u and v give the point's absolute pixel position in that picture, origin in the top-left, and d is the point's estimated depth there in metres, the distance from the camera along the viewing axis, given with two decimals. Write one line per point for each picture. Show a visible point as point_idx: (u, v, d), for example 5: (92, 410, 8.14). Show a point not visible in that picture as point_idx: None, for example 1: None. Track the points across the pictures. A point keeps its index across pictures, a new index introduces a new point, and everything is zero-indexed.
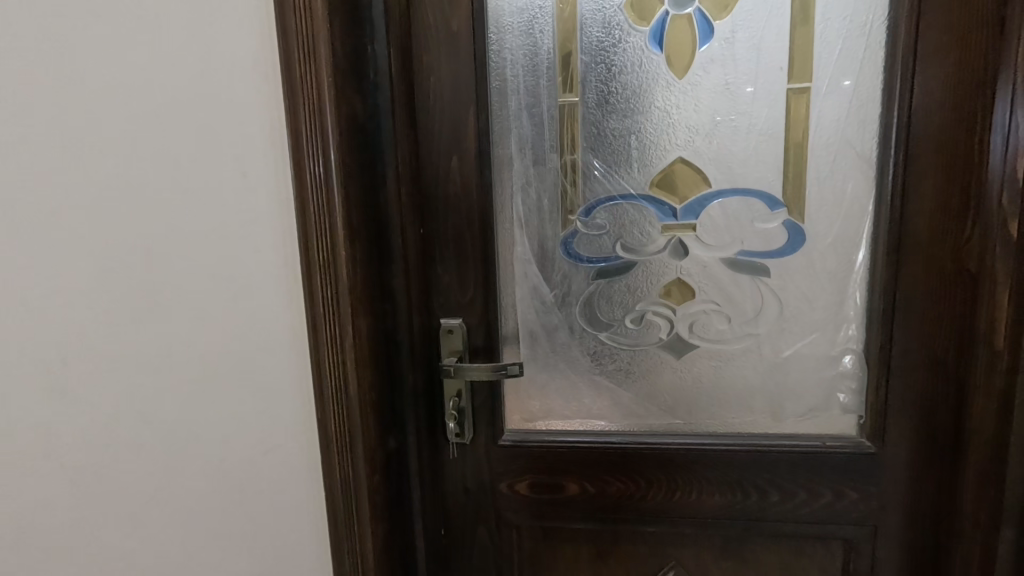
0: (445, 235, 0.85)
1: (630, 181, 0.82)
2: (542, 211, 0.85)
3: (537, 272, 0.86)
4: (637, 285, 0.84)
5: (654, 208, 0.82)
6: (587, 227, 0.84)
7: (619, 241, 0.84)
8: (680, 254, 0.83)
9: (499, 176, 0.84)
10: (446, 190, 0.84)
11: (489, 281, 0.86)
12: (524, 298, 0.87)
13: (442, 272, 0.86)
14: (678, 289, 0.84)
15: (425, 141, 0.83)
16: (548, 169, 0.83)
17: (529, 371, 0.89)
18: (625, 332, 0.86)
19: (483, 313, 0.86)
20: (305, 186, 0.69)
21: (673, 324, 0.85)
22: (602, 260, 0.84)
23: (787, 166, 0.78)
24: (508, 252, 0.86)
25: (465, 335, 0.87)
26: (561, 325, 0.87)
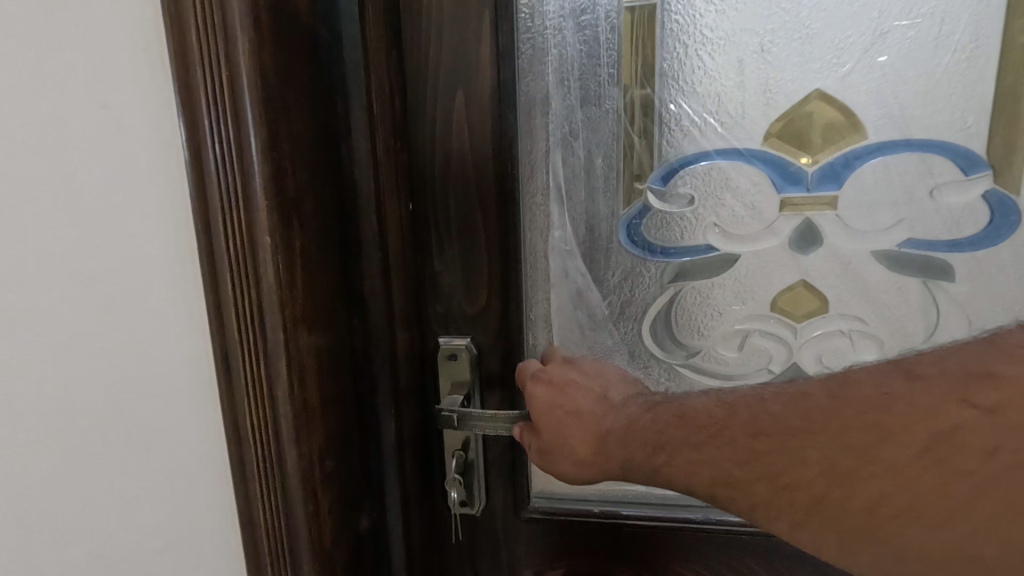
0: (445, 213, 0.56)
1: (736, 130, 0.52)
2: (592, 176, 0.56)
3: (584, 268, 0.58)
4: (737, 291, 0.56)
5: (770, 173, 0.53)
6: (664, 203, 0.55)
7: (713, 225, 0.55)
8: (808, 245, 0.53)
9: (527, 122, 0.55)
10: (446, 143, 0.55)
11: (512, 282, 0.57)
12: (562, 308, 0.59)
13: (440, 267, 0.57)
14: (803, 298, 0.55)
15: (416, 67, 0.54)
16: (603, 112, 0.54)
17: None
18: (715, 360, 0.58)
19: (501, 329, 0.58)
20: (201, 120, 0.39)
21: (791, 351, 0.56)
22: (683, 252, 0.56)
23: (999, 103, 0.48)
24: (539, 239, 0.57)
25: (475, 362, 0.58)
26: (618, 347, 0.59)
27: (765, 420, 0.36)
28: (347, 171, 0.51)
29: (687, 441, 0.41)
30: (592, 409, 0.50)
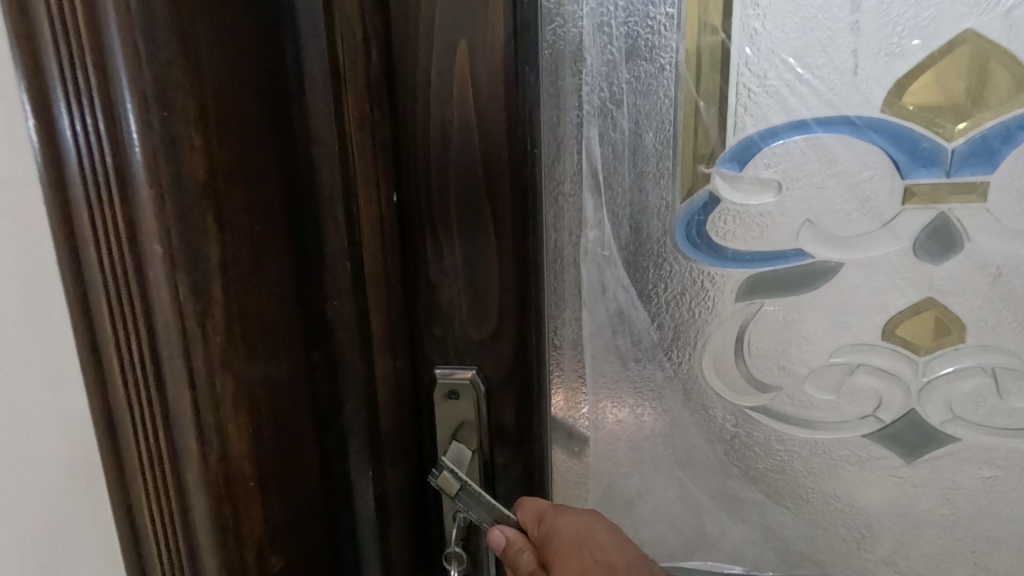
0: (442, 207, 0.42)
1: (847, 90, 0.38)
2: (640, 157, 0.41)
3: (627, 279, 0.43)
4: (836, 312, 0.41)
5: (893, 151, 0.38)
6: (739, 193, 0.40)
7: (805, 223, 0.40)
8: (942, 250, 0.39)
9: (551, 86, 0.41)
10: (441, 114, 0.40)
11: (534, 299, 0.43)
12: (596, 332, 0.45)
13: (434, 279, 0.43)
14: (929, 324, 0.40)
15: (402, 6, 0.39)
16: (657, 68, 0.40)
17: (599, 463, 0.47)
18: (801, 402, 0.43)
19: (516, 361, 0.44)
20: (45, 54, 0.23)
21: (909, 393, 0.42)
22: (762, 259, 0.41)
23: None
24: (565, 240, 0.44)
25: (483, 402, 0.45)
26: (667, 381, 0.45)
27: None
28: (301, 148, 0.37)
29: None
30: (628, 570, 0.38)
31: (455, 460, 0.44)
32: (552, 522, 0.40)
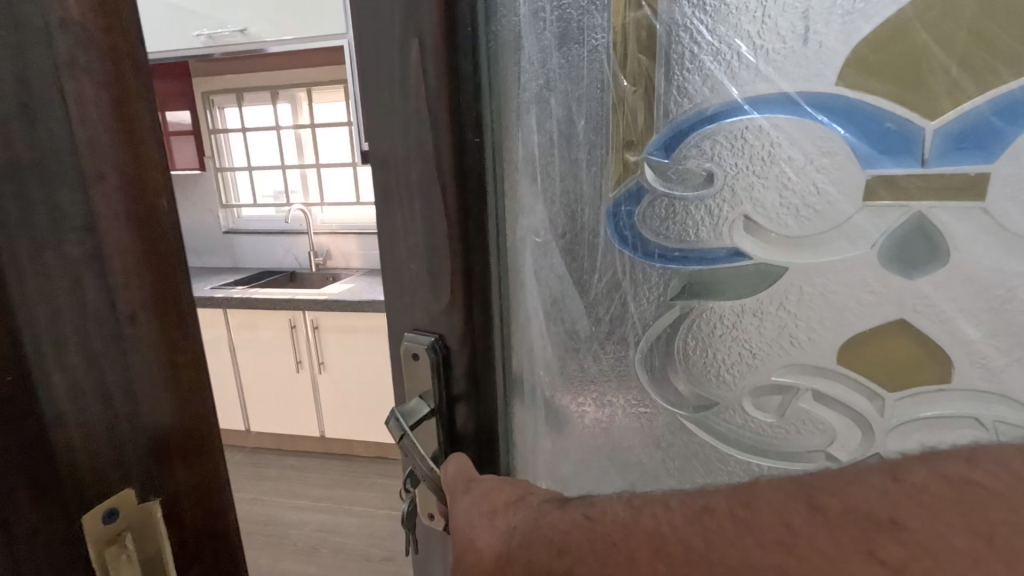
0: (407, 181, 0.39)
1: (791, 61, 0.32)
2: (574, 143, 0.40)
3: (567, 268, 0.42)
4: (782, 327, 0.36)
5: (849, 133, 0.31)
6: (667, 183, 0.37)
7: (743, 220, 0.35)
8: (919, 265, 0.32)
9: (501, 63, 0.40)
10: (397, 70, 0.37)
11: (482, 283, 0.41)
12: (535, 325, 0.44)
13: (399, 248, 0.41)
14: (892, 353, 0.33)
15: None
16: (588, 50, 0.38)
17: (537, 460, 0.46)
18: (742, 422, 0.39)
19: (467, 341, 0.41)
20: None
21: (872, 432, 0.35)
22: (693, 254, 0.37)
23: None
24: (500, 226, 0.42)
25: (440, 370, 0.42)
26: (604, 385, 0.43)
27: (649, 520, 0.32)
28: None
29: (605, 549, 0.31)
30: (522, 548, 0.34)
31: (406, 415, 0.41)
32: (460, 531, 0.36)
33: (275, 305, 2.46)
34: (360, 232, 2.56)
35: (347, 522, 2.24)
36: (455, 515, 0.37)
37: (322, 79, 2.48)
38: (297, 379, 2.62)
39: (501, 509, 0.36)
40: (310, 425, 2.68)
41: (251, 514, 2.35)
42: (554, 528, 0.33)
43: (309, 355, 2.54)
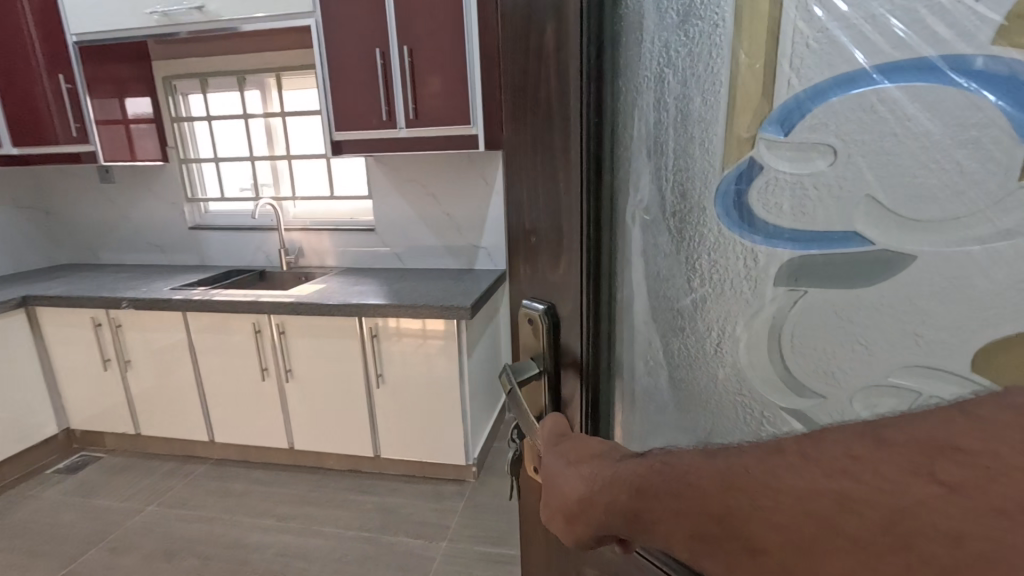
0: (552, 178, 0.60)
1: (919, 28, 0.37)
2: (688, 146, 0.54)
3: (669, 238, 0.58)
4: (891, 303, 0.42)
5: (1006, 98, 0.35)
6: (792, 163, 0.46)
7: (867, 198, 0.42)
8: None
9: (625, 77, 0.56)
10: (537, 99, 0.59)
11: (597, 245, 0.59)
12: (639, 287, 0.61)
13: (524, 222, 0.65)
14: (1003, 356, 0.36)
15: (514, 55, 0.61)
16: (704, 75, 0.51)
17: (637, 382, 0.66)
18: (845, 378, 0.46)
19: (576, 303, 0.61)
20: None
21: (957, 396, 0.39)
22: (810, 229, 0.46)
23: None
24: (615, 202, 0.59)
25: (551, 328, 0.64)
26: (693, 329, 0.59)
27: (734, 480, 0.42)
28: None
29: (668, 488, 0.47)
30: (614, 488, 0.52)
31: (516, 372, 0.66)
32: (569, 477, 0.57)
33: (240, 308, 2.39)
34: (332, 229, 2.94)
35: (314, 544, 2.12)
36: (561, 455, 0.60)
37: (295, 66, 2.79)
38: (263, 388, 2.54)
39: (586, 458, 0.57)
40: (278, 434, 2.59)
41: (211, 533, 2.21)
42: (627, 477, 0.51)
43: (276, 361, 2.48)
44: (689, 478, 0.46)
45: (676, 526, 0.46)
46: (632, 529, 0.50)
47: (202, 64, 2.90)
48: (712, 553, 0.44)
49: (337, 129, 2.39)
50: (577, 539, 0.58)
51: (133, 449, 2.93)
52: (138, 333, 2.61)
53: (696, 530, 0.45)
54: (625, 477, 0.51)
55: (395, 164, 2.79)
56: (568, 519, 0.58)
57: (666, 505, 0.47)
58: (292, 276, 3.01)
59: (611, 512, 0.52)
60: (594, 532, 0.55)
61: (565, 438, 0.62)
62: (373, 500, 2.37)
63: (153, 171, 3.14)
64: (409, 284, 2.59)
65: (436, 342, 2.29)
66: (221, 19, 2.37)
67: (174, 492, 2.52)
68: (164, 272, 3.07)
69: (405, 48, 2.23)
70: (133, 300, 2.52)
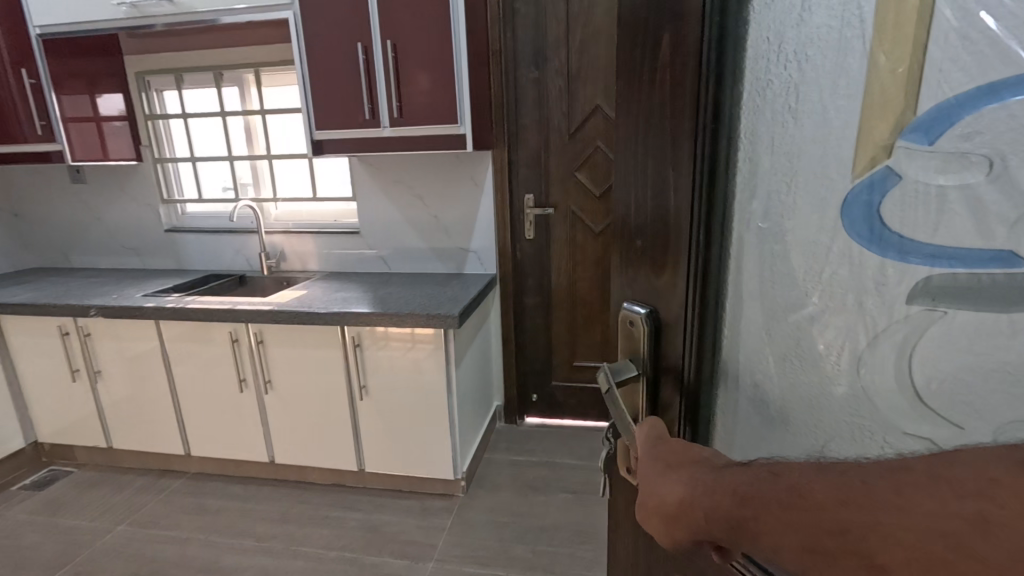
0: (666, 183, 0.59)
1: None
2: (823, 149, 0.51)
3: (788, 252, 0.56)
4: None
5: None
6: (936, 176, 0.45)
7: None
8: None
9: (745, 82, 0.54)
10: (649, 103, 0.59)
11: (706, 253, 0.57)
12: (753, 294, 0.60)
13: (629, 226, 0.65)
14: None
15: (629, 63, 0.61)
16: (843, 70, 0.48)
17: (734, 395, 0.63)
18: (989, 399, 0.43)
19: (681, 310, 0.60)
20: None
21: None
22: (952, 254, 0.44)
23: None
24: (729, 210, 0.57)
25: (652, 331, 0.63)
26: (811, 340, 0.56)
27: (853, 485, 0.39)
28: None
29: (773, 499, 0.43)
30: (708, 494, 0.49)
31: (614, 373, 0.65)
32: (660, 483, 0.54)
33: (215, 316, 2.27)
34: (315, 233, 2.82)
35: (291, 567, 2.01)
36: (653, 456, 0.58)
37: (276, 61, 2.67)
38: (241, 400, 2.43)
39: (679, 464, 0.54)
40: (257, 448, 2.48)
41: (183, 556, 2.09)
42: (733, 484, 0.47)
43: (254, 371, 2.36)
44: (800, 489, 0.42)
45: (784, 535, 0.42)
46: (735, 536, 0.46)
47: (176, 59, 2.77)
48: (825, 565, 0.39)
49: (318, 128, 2.28)
50: (670, 543, 0.53)
51: (103, 463, 2.78)
52: (109, 341, 2.48)
53: (808, 542, 0.40)
54: (736, 482, 0.47)
55: (380, 164, 2.68)
56: (660, 520, 0.54)
57: (766, 513, 0.43)
58: (273, 282, 2.88)
59: (711, 519, 0.48)
60: (689, 536, 0.51)
61: (663, 441, 0.59)
62: (356, 517, 2.26)
63: (126, 171, 3.00)
64: (394, 290, 2.47)
65: (426, 346, 2.17)
66: (197, 12, 2.29)
67: (146, 510, 2.39)
68: (139, 276, 2.92)
69: (389, 42, 2.12)
70: (102, 308, 2.39)
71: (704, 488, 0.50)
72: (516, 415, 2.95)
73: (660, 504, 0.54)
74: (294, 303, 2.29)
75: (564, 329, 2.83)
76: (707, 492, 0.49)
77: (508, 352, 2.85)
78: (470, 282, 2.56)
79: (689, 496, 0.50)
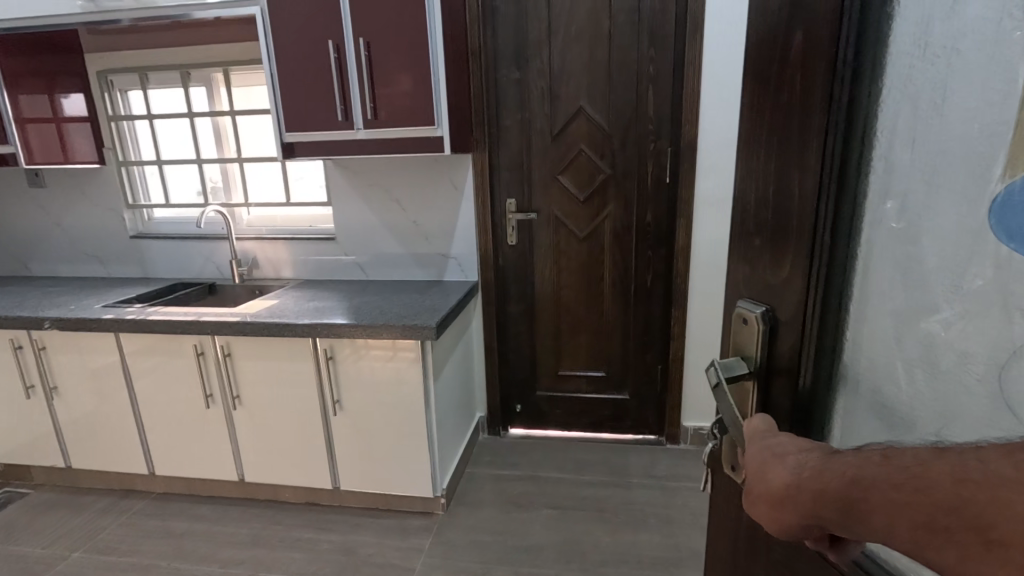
0: (785, 183, 0.54)
1: None
2: (971, 130, 0.42)
3: (923, 257, 0.47)
4: None
5: None
6: None
7: None
8: None
9: (884, 75, 0.47)
10: (775, 100, 0.55)
11: (831, 256, 0.52)
12: (880, 304, 0.51)
13: (748, 225, 0.61)
14: None
15: (755, 64, 0.58)
16: (1003, 37, 0.40)
17: (856, 416, 0.54)
18: None
19: (798, 316, 0.55)
20: None
21: None
22: None
23: None
24: (859, 209, 0.50)
25: (767, 331, 0.58)
26: (947, 355, 0.46)
27: (975, 465, 0.34)
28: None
29: (886, 479, 0.38)
30: (812, 480, 0.44)
31: (725, 368, 0.61)
32: (761, 472, 0.49)
33: (178, 328, 2.14)
34: (288, 239, 2.71)
35: None
36: (753, 447, 0.53)
37: (245, 60, 2.56)
38: (207, 416, 2.30)
39: (786, 451, 0.49)
40: (227, 466, 2.36)
41: None
42: (842, 465, 0.42)
43: (221, 386, 2.24)
44: (919, 470, 0.37)
45: (901, 517, 0.37)
46: (848, 520, 0.41)
47: (140, 57, 2.63)
48: (948, 545, 0.35)
49: (288, 130, 2.17)
50: (775, 531, 0.48)
51: (62, 484, 2.62)
52: (66, 355, 2.33)
53: (928, 523, 0.36)
54: (844, 465, 0.42)
55: (356, 167, 2.57)
56: (760, 504, 0.49)
57: (883, 498, 0.38)
58: (244, 290, 2.76)
59: (817, 505, 0.43)
60: (797, 520, 0.46)
61: (772, 434, 0.53)
62: (330, 539, 2.15)
63: (88, 174, 2.85)
64: (369, 299, 2.36)
65: (408, 355, 2.07)
66: (162, 7, 2.16)
67: (106, 535, 2.25)
68: (101, 285, 2.78)
69: (361, 40, 2.02)
70: (57, 321, 2.24)
71: (807, 473, 0.45)
72: (499, 426, 2.86)
73: (759, 491, 0.49)
74: (262, 314, 2.17)
75: (548, 338, 2.74)
76: (814, 473, 0.44)
77: (491, 361, 2.76)
78: (450, 290, 2.47)
79: (794, 479, 0.46)
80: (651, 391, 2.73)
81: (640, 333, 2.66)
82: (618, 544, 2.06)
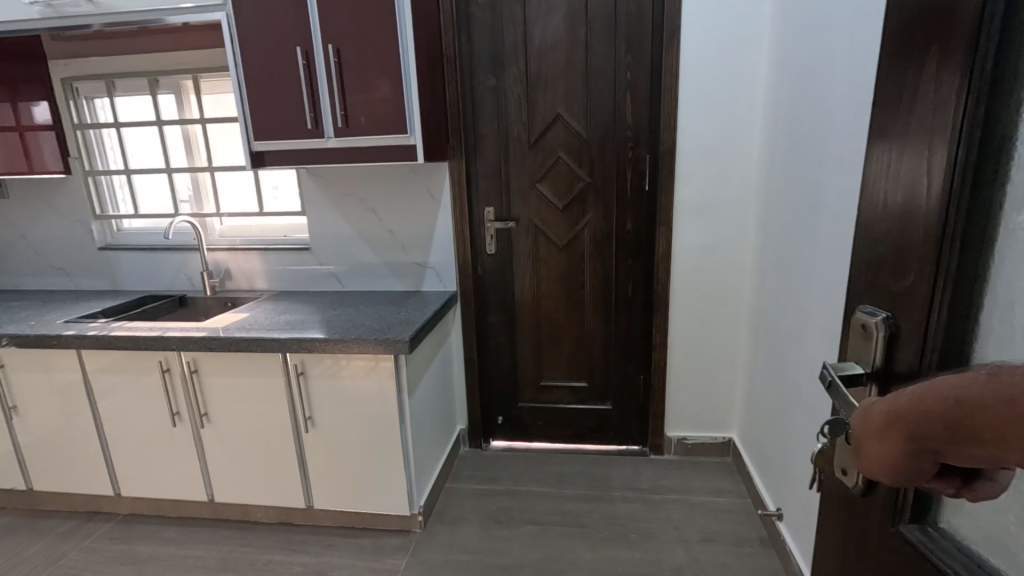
0: (913, 196, 0.59)
1: None
2: None
3: None
4: None
5: None
6: None
7: None
8: None
9: None
10: (907, 120, 0.60)
11: (958, 267, 0.55)
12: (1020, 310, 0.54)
13: (873, 234, 0.67)
14: None
15: (886, 87, 0.64)
16: None
17: None
18: None
19: (923, 320, 0.58)
20: None
21: None
22: None
23: None
24: (991, 223, 0.54)
25: (888, 336, 0.63)
26: None
27: None
28: None
29: (993, 400, 0.40)
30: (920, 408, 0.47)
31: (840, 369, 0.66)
32: (868, 414, 0.53)
33: (143, 344, 2.06)
34: (261, 250, 2.64)
35: None
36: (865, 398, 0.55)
37: (215, 67, 2.49)
38: (174, 435, 2.22)
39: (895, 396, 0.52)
40: (194, 485, 2.28)
41: None
42: (945, 392, 0.45)
43: (188, 403, 2.15)
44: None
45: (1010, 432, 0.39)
46: (955, 443, 0.44)
47: (104, 63, 2.55)
48: None
49: (257, 138, 2.11)
50: (881, 464, 0.51)
51: (25, 507, 2.52)
52: (27, 373, 2.24)
53: None
54: (950, 390, 0.44)
55: (329, 175, 2.51)
56: (864, 445, 0.53)
57: (987, 419, 0.40)
58: (216, 303, 2.68)
59: (924, 431, 0.46)
60: (901, 452, 0.49)
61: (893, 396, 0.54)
62: (303, 561, 2.07)
63: (53, 184, 2.76)
64: (336, 312, 2.29)
65: (382, 371, 2.01)
66: (132, 12, 2.09)
67: (67, 561, 2.15)
68: (67, 299, 2.68)
69: (331, 46, 1.97)
70: (16, 338, 2.15)
71: (918, 401, 0.47)
72: (481, 438, 2.81)
73: (868, 425, 0.53)
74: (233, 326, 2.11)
75: (529, 348, 2.70)
76: (918, 401, 0.47)
77: (472, 373, 2.71)
78: (427, 301, 2.42)
79: (897, 410, 0.50)
80: (635, 401, 2.70)
81: (622, 342, 2.62)
82: (600, 560, 2.01)
